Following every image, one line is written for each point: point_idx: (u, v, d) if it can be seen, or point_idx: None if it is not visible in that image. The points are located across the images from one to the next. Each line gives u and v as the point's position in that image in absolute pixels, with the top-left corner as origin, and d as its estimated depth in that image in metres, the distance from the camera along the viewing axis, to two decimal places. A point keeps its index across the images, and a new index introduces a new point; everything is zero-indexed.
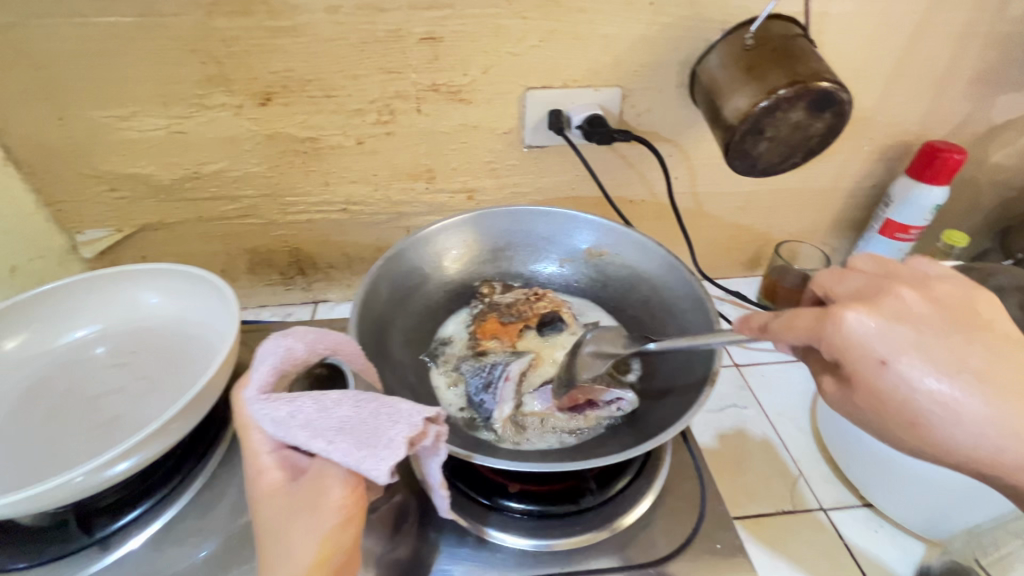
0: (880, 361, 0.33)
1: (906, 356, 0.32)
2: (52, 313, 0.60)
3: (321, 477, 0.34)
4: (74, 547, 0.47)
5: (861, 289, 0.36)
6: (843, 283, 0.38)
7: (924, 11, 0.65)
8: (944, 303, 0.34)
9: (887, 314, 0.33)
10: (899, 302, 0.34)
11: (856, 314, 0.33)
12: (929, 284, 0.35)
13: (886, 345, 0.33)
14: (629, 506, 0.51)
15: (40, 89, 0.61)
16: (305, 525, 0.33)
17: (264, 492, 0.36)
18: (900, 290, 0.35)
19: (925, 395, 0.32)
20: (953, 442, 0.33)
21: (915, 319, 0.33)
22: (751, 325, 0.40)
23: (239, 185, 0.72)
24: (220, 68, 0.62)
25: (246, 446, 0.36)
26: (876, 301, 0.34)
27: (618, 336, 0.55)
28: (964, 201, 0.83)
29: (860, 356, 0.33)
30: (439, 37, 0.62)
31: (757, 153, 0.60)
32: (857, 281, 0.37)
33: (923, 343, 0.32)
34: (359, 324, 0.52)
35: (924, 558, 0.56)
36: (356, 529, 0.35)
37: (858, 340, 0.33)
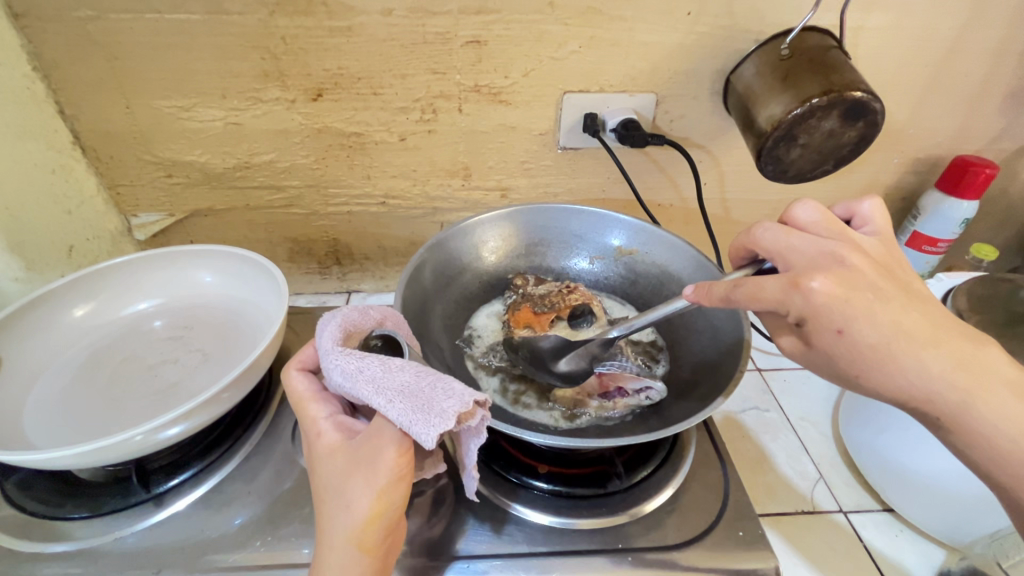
0: (836, 329, 0.37)
1: (858, 322, 0.37)
2: (114, 287, 0.64)
3: (376, 438, 0.37)
4: (132, 502, 0.50)
5: (818, 251, 0.40)
6: (798, 244, 0.41)
7: (959, 28, 0.66)
8: (881, 268, 0.39)
9: (841, 283, 0.37)
10: (850, 270, 0.38)
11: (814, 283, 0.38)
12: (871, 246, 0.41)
13: (843, 314, 0.37)
14: (652, 493, 0.53)
15: (112, 79, 0.66)
16: (360, 483, 0.36)
17: (320, 453, 0.39)
18: (842, 258, 0.39)
19: (873, 353, 0.37)
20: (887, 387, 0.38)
21: (863, 286, 0.38)
22: (715, 292, 0.43)
23: (286, 176, 0.76)
24: (278, 64, 0.66)
25: (307, 416, 0.40)
26: (829, 271, 0.38)
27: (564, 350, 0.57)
28: (993, 216, 0.84)
29: (821, 323, 0.38)
30: (484, 41, 0.65)
31: (790, 159, 0.62)
32: (809, 250, 0.41)
33: (871, 312, 0.37)
34: (404, 304, 0.55)
35: (945, 563, 0.56)
36: (407, 488, 0.37)
37: (821, 308, 0.37)
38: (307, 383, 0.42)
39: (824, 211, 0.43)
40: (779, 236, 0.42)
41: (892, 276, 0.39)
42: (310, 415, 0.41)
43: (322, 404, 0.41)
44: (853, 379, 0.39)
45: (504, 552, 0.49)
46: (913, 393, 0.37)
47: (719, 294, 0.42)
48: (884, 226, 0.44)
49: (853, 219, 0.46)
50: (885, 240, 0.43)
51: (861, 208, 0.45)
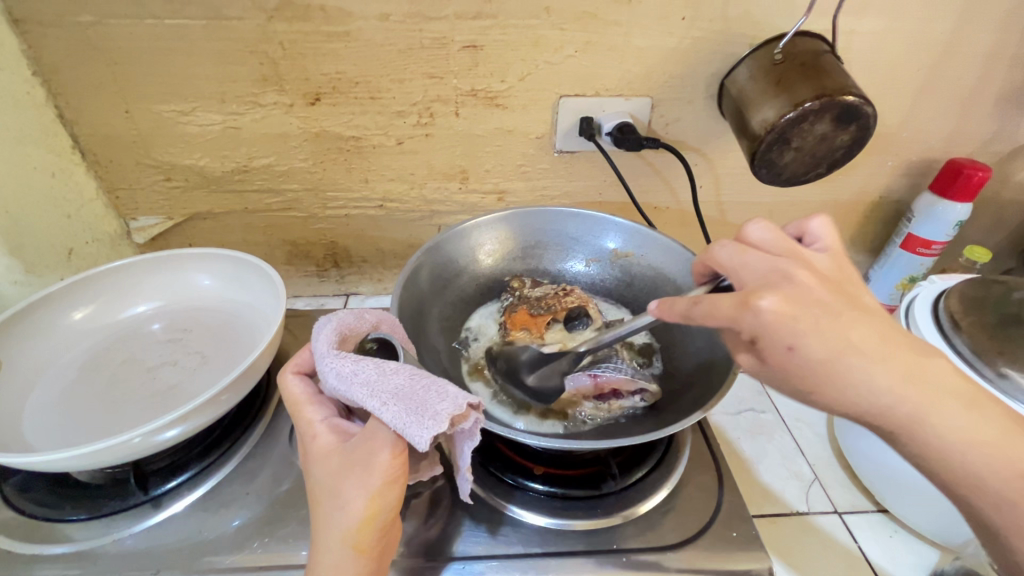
0: (787, 346, 0.37)
1: (807, 338, 0.36)
2: (113, 290, 0.64)
3: (370, 440, 0.37)
4: (130, 504, 0.51)
5: (767, 270, 0.40)
6: (748, 262, 0.41)
7: (951, 32, 0.67)
8: (830, 286, 0.39)
9: (793, 300, 0.37)
10: (798, 287, 0.38)
11: (768, 301, 0.37)
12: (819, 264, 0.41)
13: (793, 331, 0.36)
14: (648, 494, 0.53)
15: (111, 84, 0.66)
16: (355, 484, 0.36)
17: (316, 455, 0.39)
18: (795, 274, 0.39)
19: (823, 367, 0.37)
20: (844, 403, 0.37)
21: (813, 303, 0.37)
22: (674, 309, 0.42)
23: (284, 179, 0.76)
24: (276, 68, 0.66)
25: (302, 419, 0.41)
26: (780, 289, 0.37)
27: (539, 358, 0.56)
28: (987, 219, 0.84)
29: (772, 340, 0.37)
30: (480, 45, 0.66)
31: (783, 163, 0.62)
32: (762, 267, 0.40)
33: (820, 327, 0.36)
34: (400, 307, 0.55)
35: (938, 564, 0.57)
36: (401, 489, 0.37)
37: (773, 326, 0.37)
38: (302, 386, 0.43)
39: (774, 231, 0.42)
40: (732, 253, 0.42)
41: (841, 293, 0.38)
42: (306, 418, 0.41)
43: (317, 407, 0.41)
44: (808, 395, 0.38)
45: (501, 553, 0.49)
46: (864, 408, 0.37)
47: (679, 309, 0.42)
48: (836, 244, 0.44)
49: (803, 237, 0.46)
50: (837, 257, 0.43)
51: (810, 226, 0.45)
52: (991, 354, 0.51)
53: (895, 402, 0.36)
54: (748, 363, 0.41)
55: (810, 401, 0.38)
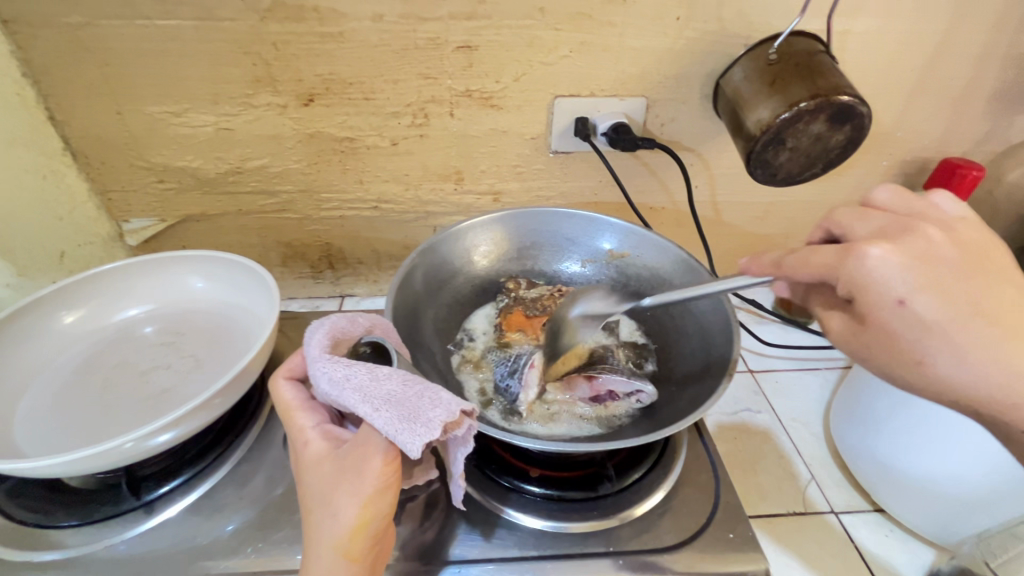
0: (896, 300, 0.36)
1: (921, 294, 0.36)
2: (106, 293, 0.64)
3: (362, 447, 0.37)
4: (122, 509, 0.50)
5: (881, 228, 0.40)
6: (864, 221, 0.41)
7: (944, 32, 0.67)
8: (967, 248, 0.38)
9: (915, 253, 0.37)
10: (921, 242, 0.37)
11: (881, 250, 0.37)
12: (951, 227, 0.39)
13: (904, 283, 0.36)
14: (644, 496, 0.53)
15: (103, 85, 0.66)
16: (347, 491, 0.36)
17: (307, 462, 0.39)
18: (924, 230, 0.38)
19: (930, 334, 0.36)
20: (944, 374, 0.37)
21: (936, 260, 0.37)
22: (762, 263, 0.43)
23: (278, 181, 0.76)
24: (269, 70, 0.66)
25: (294, 425, 0.41)
26: (894, 241, 0.37)
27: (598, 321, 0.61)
28: (981, 218, 0.84)
29: (877, 293, 0.37)
30: (474, 46, 0.66)
31: (778, 163, 0.62)
32: (883, 223, 0.40)
33: (939, 284, 0.36)
34: (395, 310, 0.55)
35: (934, 563, 0.57)
36: (393, 496, 0.37)
37: (879, 277, 0.37)
38: (293, 392, 0.42)
39: (899, 192, 0.42)
40: (848, 215, 0.42)
41: (972, 255, 0.38)
42: (297, 424, 0.41)
43: (309, 413, 0.41)
44: (913, 365, 0.38)
45: (497, 557, 0.49)
46: (975, 383, 0.36)
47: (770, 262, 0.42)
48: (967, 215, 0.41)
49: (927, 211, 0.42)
50: (976, 224, 0.40)
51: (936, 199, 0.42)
52: None
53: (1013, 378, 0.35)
54: (838, 330, 0.41)
55: (917, 373, 0.38)
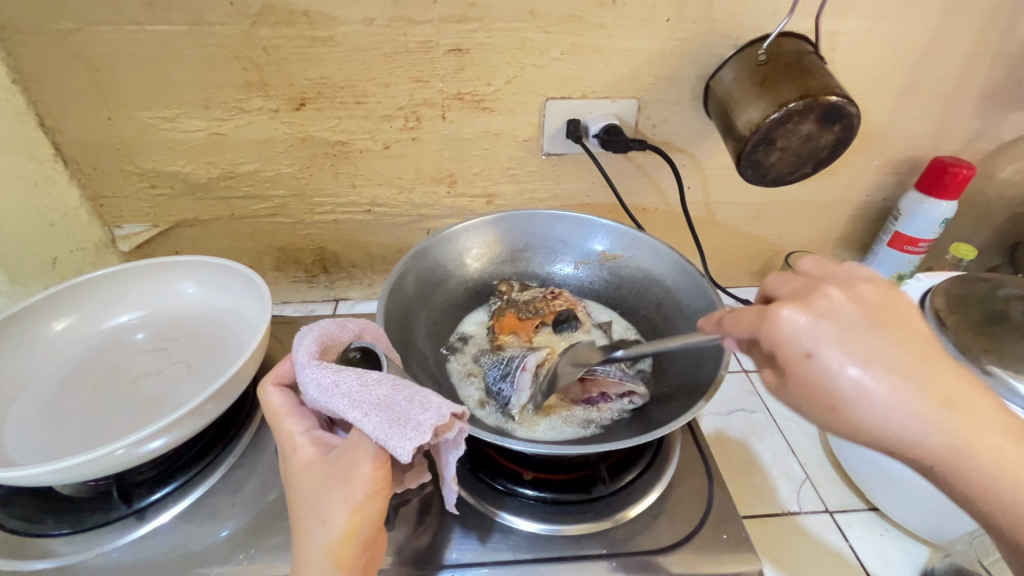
0: (806, 354, 0.34)
1: (830, 347, 0.34)
2: (97, 299, 0.63)
3: (353, 451, 0.37)
4: (112, 517, 0.50)
5: (797, 289, 0.38)
6: (784, 284, 0.40)
7: (933, 32, 0.67)
8: (878, 304, 0.35)
9: (819, 312, 0.35)
10: (828, 300, 0.35)
11: (791, 311, 0.35)
12: (859, 284, 0.37)
13: (812, 337, 0.34)
14: (638, 497, 0.53)
15: (93, 90, 0.66)
16: (336, 497, 0.36)
17: (297, 468, 0.38)
18: (830, 289, 0.36)
19: (839, 384, 0.34)
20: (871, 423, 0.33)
21: (844, 316, 0.35)
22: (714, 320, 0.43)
23: (271, 185, 0.76)
24: (260, 74, 0.66)
25: (283, 432, 0.40)
26: (802, 300, 0.36)
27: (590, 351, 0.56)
28: (972, 216, 0.85)
29: (790, 348, 0.35)
30: (466, 49, 0.66)
31: (769, 163, 0.63)
32: (795, 285, 0.39)
33: (845, 336, 0.34)
34: (387, 314, 0.55)
35: (928, 561, 0.57)
36: (383, 502, 0.37)
37: (791, 333, 0.35)
38: (282, 399, 0.42)
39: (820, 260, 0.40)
40: (772, 279, 0.41)
41: (883, 311, 0.35)
42: (286, 431, 0.41)
43: (298, 419, 0.41)
44: (828, 415, 0.35)
45: (491, 560, 0.49)
46: (887, 432, 0.33)
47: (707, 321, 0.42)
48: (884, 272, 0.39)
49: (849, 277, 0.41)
50: (886, 282, 0.38)
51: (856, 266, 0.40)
52: (976, 352, 0.51)
53: (928, 429, 0.32)
54: (770, 381, 0.39)
55: (832, 422, 0.35)
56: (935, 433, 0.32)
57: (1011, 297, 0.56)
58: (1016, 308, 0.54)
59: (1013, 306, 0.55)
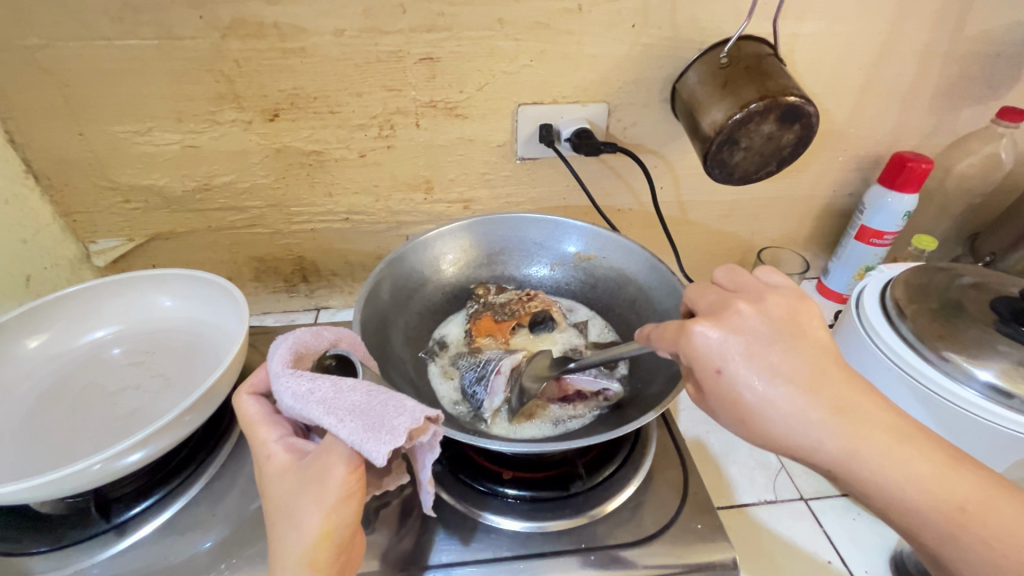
0: (715, 370, 0.38)
1: (735, 363, 0.37)
2: (73, 315, 0.63)
3: (326, 454, 0.37)
4: (92, 533, 0.50)
5: (713, 304, 0.41)
6: (703, 299, 0.43)
7: (887, 32, 0.70)
8: (779, 318, 0.38)
9: (729, 328, 0.38)
10: (736, 317, 0.39)
11: (703, 327, 0.38)
12: (766, 297, 0.40)
13: (720, 353, 0.38)
14: (616, 492, 0.54)
15: (63, 106, 0.65)
16: (310, 501, 0.36)
17: (272, 475, 0.39)
18: (740, 304, 0.39)
19: (747, 397, 0.38)
20: (775, 433, 0.37)
21: (751, 332, 0.38)
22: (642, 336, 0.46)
23: (247, 196, 0.76)
24: (232, 86, 0.66)
25: (257, 440, 0.41)
26: (715, 317, 0.39)
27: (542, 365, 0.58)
28: (934, 208, 0.88)
29: (702, 364, 0.39)
30: (436, 58, 0.67)
31: (734, 162, 0.64)
32: (711, 300, 0.42)
33: (747, 352, 0.37)
34: (363, 322, 0.56)
35: (898, 543, 0.59)
36: (357, 505, 0.37)
37: (702, 349, 0.38)
38: (256, 409, 0.43)
39: (735, 271, 0.44)
40: (692, 292, 0.44)
41: (786, 326, 0.38)
42: (261, 438, 0.41)
43: (272, 427, 0.41)
44: (741, 424, 0.39)
45: (473, 560, 0.49)
46: (790, 439, 0.37)
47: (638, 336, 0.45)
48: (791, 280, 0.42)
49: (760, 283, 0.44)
50: (795, 292, 0.41)
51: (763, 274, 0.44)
52: (932, 339, 0.54)
53: (825, 436, 0.36)
54: (694, 393, 0.43)
55: (746, 430, 0.39)
56: (837, 441, 0.36)
57: (966, 286, 0.58)
58: (970, 296, 0.57)
59: (967, 294, 0.57)
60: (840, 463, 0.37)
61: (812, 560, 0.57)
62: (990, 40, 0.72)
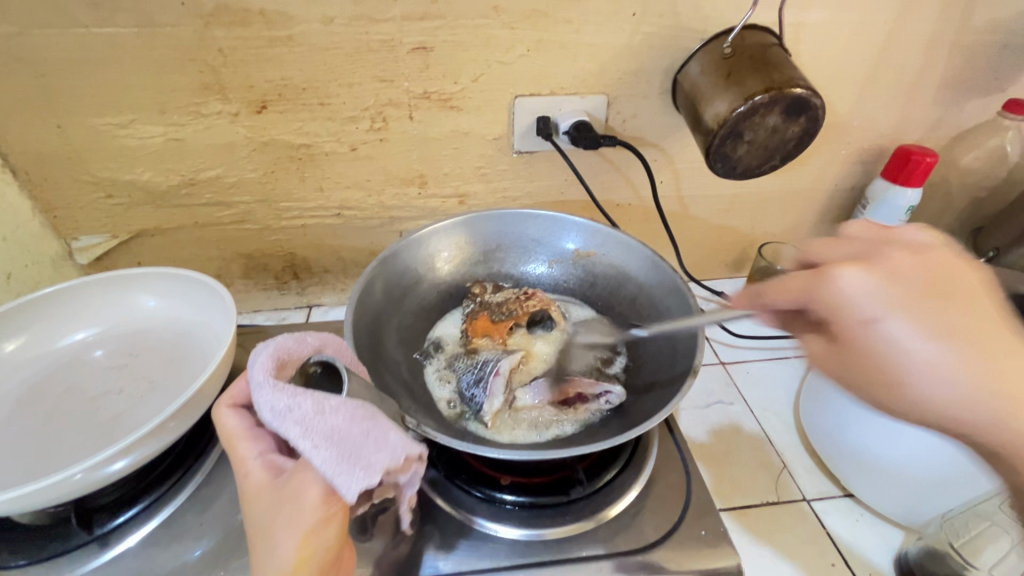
0: (864, 321, 0.35)
1: (889, 315, 0.35)
2: (52, 316, 0.61)
3: (299, 475, 0.36)
4: (73, 545, 0.48)
5: (852, 255, 0.39)
6: (835, 249, 0.40)
7: (893, 22, 0.68)
8: (936, 272, 0.36)
9: (881, 277, 0.35)
10: (888, 267, 0.36)
11: (849, 274, 0.36)
12: (921, 250, 0.37)
13: (872, 305, 0.35)
14: (617, 497, 0.53)
15: (40, 97, 0.63)
16: (287, 524, 0.35)
17: (249, 493, 0.37)
18: (889, 255, 0.37)
19: (904, 356, 0.35)
20: (932, 398, 0.35)
21: (906, 282, 0.35)
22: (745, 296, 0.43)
23: (235, 191, 0.73)
24: (216, 76, 0.64)
25: (235, 455, 0.39)
26: (866, 266, 0.36)
27: (606, 328, 0.63)
28: (937, 202, 0.86)
29: (847, 315, 0.36)
30: (430, 47, 0.64)
31: (737, 156, 0.62)
32: (847, 250, 0.39)
33: (906, 304, 0.35)
34: (355, 323, 0.54)
35: (902, 545, 0.58)
36: (338, 527, 0.36)
37: (847, 299, 0.36)
38: (236, 420, 0.41)
39: (873, 224, 0.40)
40: (817, 244, 0.41)
41: (947, 280, 0.35)
42: (239, 453, 0.39)
43: (252, 441, 0.40)
44: (888, 388, 0.36)
45: (470, 570, 0.48)
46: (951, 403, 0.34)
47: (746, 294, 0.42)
48: (940, 237, 0.39)
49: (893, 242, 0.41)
50: (948, 248, 0.38)
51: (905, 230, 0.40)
52: None
53: (1001, 406, 0.33)
54: (821, 351, 0.40)
55: (894, 395, 0.37)
56: (1015, 418, 0.33)
57: None
58: None
59: None
60: (1015, 440, 0.34)
61: (816, 563, 0.56)
62: (997, 31, 0.70)
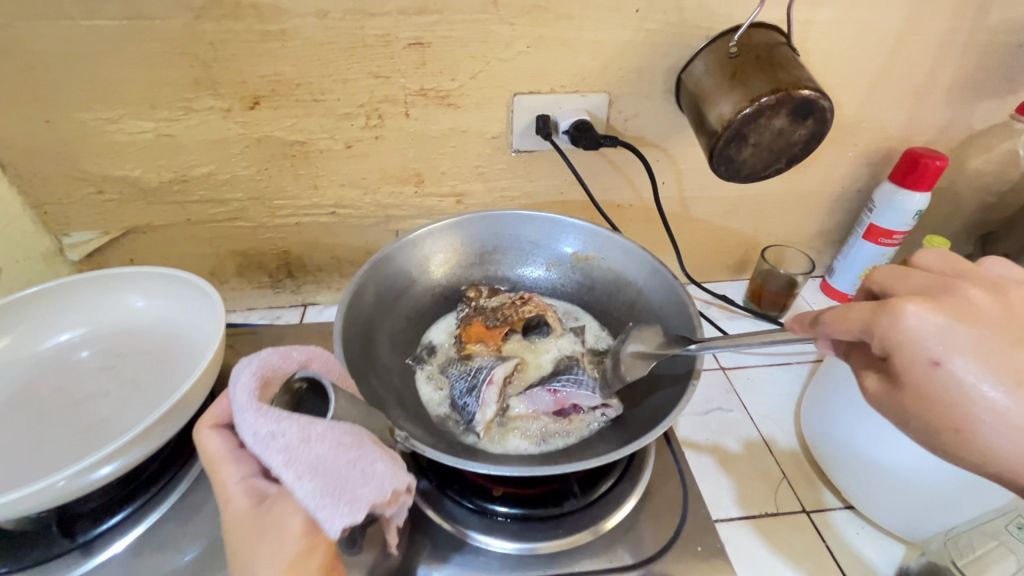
0: (931, 361, 0.32)
1: (960, 356, 0.32)
2: (38, 316, 0.60)
3: (281, 503, 0.35)
4: (55, 552, 0.47)
5: (923, 287, 0.36)
6: (905, 280, 0.37)
7: (906, 21, 0.66)
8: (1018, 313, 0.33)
9: (953, 313, 0.33)
10: (964, 305, 0.33)
11: (918, 307, 0.33)
12: (1002, 287, 0.35)
13: (942, 343, 0.32)
14: (612, 510, 0.52)
15: (27, 91, 0.61)
16: (270, 552, 0.34)
17: (231, 518, 0.37)
18: (966, 290, 0.34)
19: (969, 402, 0.32)
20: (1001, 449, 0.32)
21: (983, 321, 0.32)
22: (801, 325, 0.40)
23: (228, 188, 0.72)
24: (208, 71, 0.62)
25: (217, 478, 0.38)
26: (937, 301, 0.33)
27: (659, 338, 0.53)
28: (946, 206, 0.85)
29: (912, 352, 0.33)
30: (427, 42, 0.62)
31: (741, 159, 0.61)
32: (920, 281, 0.36)
33: (982, 346, 0.32)
34: (344, 329, 0.52)
35: (903, 559, 0.57)
36: (322, 556, 0.35)
37: (914, 334, 0.33)
38: (219, 442, 0.40)
39: (947, 255, 0.39)
40: (886, 271, 0.38)
41: None
42: (221, 477, 0.39)
43: (234, 465, 0.39)
44: (953, 434, 0.33)
45: None
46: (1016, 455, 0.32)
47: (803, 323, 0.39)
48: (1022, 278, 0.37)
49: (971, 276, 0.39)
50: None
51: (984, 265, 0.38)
52: None
53: None
54: (876, 388, 0.37)
55: (957, 444, 0.34)
56: None
57: None
58: None
59: None
60: None
61: None
62: (1013, 31, 0.68)
